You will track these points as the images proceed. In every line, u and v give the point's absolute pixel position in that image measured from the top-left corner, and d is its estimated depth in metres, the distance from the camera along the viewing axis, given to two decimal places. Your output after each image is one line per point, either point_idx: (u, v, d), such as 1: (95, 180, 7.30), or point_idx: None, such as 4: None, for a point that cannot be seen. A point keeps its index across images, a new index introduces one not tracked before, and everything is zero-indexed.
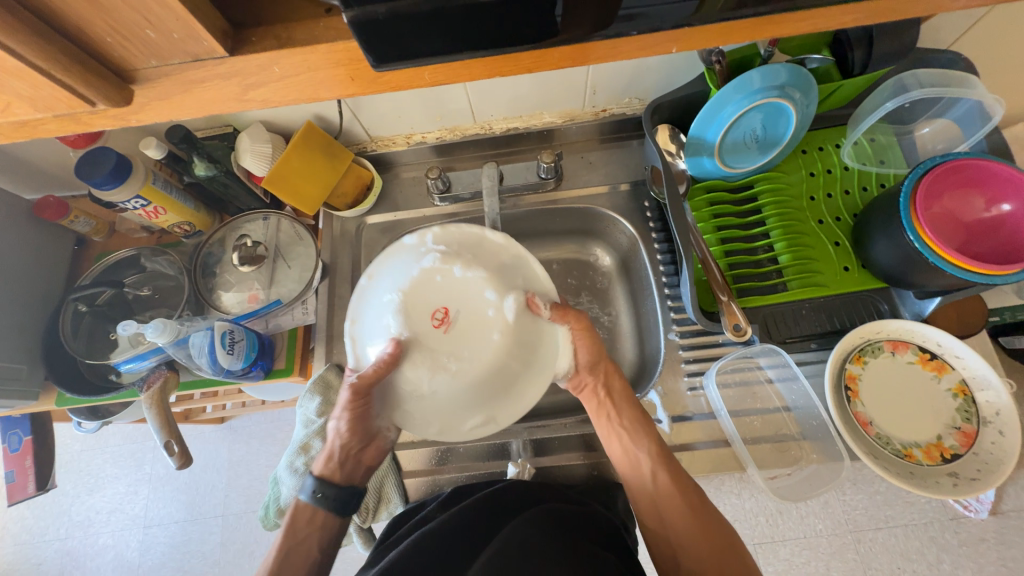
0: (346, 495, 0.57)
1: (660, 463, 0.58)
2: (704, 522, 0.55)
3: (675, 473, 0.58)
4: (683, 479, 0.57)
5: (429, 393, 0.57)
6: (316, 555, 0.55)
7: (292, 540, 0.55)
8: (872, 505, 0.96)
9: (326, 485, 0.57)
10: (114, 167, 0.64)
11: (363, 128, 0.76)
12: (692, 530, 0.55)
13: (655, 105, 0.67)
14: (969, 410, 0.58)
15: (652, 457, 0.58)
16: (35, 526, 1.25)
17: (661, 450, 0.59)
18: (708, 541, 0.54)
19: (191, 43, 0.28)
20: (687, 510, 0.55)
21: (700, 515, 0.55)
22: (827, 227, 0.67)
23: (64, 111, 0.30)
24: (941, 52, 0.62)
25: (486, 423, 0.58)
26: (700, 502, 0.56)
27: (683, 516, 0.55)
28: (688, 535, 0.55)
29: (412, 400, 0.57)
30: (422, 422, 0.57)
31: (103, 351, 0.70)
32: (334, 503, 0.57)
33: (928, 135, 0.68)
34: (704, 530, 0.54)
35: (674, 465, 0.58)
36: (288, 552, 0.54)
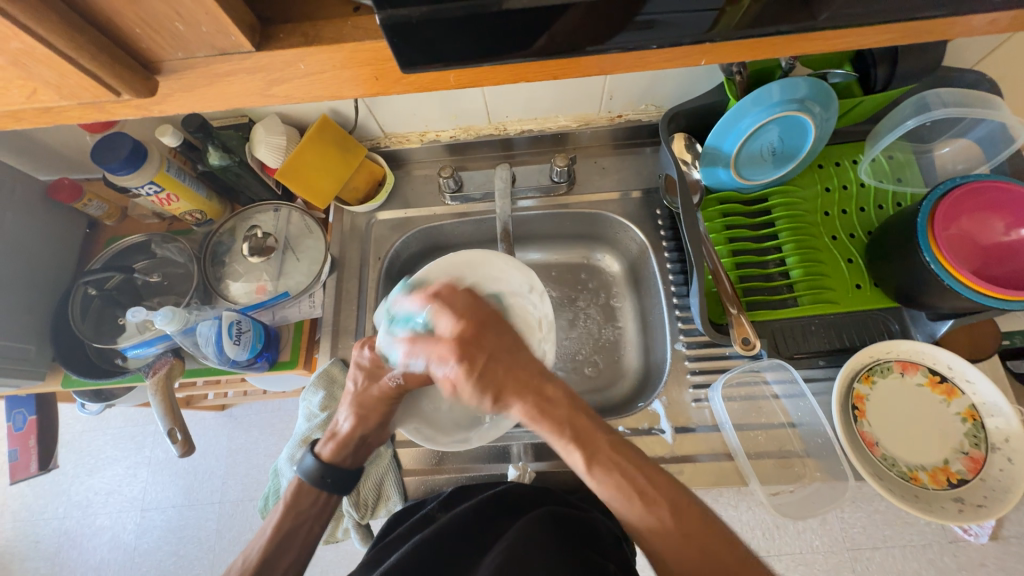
0: (345, 478, 0.58)
1: (588, 460, 0.46)
2: (664, 514, 0.43)
3: (612, 465, 0.45)
4: (634, 466, 0.45)
5: (445, 408, 0.63)
6: (314, 536, 0.57)
7: (295, 517, 0.56)
8: (870, 524, 0.96)
9: (332, 470, 0.58)
10: (130, 153, 0.64)
11: (377, 124, 0.76)
12: (652, 523, 0.43)
13: (672, 113, 0.66)
14: (978, 435, 0.58)
15: (579, 454, 0.46)
16: (35, 504, 1.27)
17: (586, 441, 0.46)
18: (677, 534, 0.43)
19: (220, 37, 0.28)
20: (636, 503, 0.44)
21: (659, 503, 0.44)
22: (840, 243, 0.66)
23: (90, 99, 0.30)
24: (966, 72, 0.61)
25: (458, 442, 0.61)
26: (656, 487, 0.44)
27: (636, 512, 0.44)
28: (650, 536, 0.43)
29: (422, 405, 0.63)
30: (415, 425, 0.61)
31: (110, 335, 0.70)
32: (339, 487, 0.58)
33: (949, 154, 0.67)
34: (666, 523, 0.43)
35: (608, 457, 0.46)
36: (290, 530, 0.55)
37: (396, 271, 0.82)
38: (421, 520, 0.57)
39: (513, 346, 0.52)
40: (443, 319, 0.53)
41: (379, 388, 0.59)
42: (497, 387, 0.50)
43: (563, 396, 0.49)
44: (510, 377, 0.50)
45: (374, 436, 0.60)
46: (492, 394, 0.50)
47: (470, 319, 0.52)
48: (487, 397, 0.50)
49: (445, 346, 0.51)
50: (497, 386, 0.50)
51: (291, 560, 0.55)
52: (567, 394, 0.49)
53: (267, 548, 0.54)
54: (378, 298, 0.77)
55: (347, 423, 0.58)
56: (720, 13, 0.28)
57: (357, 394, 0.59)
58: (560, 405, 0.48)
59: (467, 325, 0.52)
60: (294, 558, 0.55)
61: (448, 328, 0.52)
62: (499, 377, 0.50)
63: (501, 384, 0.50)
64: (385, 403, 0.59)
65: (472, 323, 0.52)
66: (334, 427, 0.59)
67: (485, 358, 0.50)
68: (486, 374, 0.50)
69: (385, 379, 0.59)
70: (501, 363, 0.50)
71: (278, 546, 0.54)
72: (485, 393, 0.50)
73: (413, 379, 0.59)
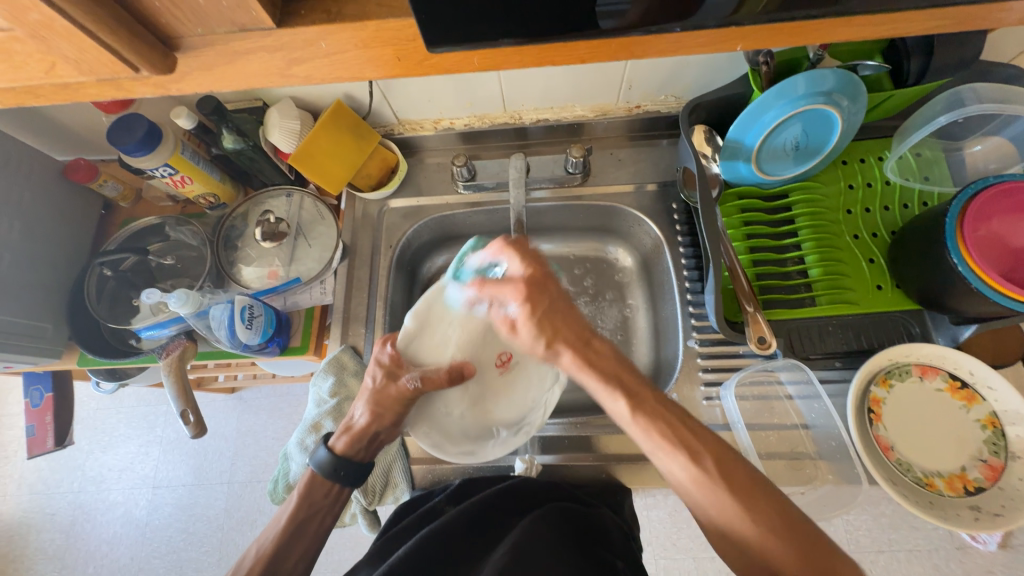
0: (358, 472, 0.58)
1: (633, 407, 0.47)
2: (709, 466, 0.42)
3: (656, 414, 0.46)
4: (675, 419, 0.46)
5: (455, 415, 0.63)
6: (326, 527, 0.57)
7: (309, 509, 0.56)
8: (876, 527, 0.95)
9: (346, 463, 0.58)
10: (146, 134, 0.64)
11: (392, 110, 0.76)
12: (696, 480, 0.42)
13: (693, 104, 0.64)
14: (998, 443, 0.56)
15: (624, 402, 0.47)
16: (50, 478, 1.30)
17: (632, 389, 0.48)
18: (723, 488, 0.41)
19: (240, 13, 0.28)
20: (680, 456, 0.43)
21: (702, 456, 0.43)
22: (862, 243, 0.64)
23: (107, 75, 0.29)
24: (1004, 66, 0.59)
25: (466, 453, 0.61)
26: (699, 438, 0.44)
27: (681, 467, 0.43)
28: (694, 490, 0.43)
29: (434, 407, 0.62)
30: (426, 429, 0.61)
31: (125, 316, 0.71)
32: (351, 479, 0.58)
33: (980, 153, 0.65)
34: (709, 476, 0.42)
35: (654, 407, 0.46)
36: (303, 521, 0.55)
37: (407, 260, 0.81)
38: (427, 513, 0.57)
39: (570, 303, 0.54)
40: (515, 262, 0.55)
41: (397, 388, 0.59)
42: (553, 331, 0.52)
43: (612, 353, 0.51)
44: (567, 327, 0.53)
45: (387, 433, 0.60)
46: (546, 338, 0.52)
47: (538, 267, 0.55)
48: (540, 341, 0.53)
49: (513, 287, 0.54)
50: (553, 333, 0.52)
51: (302, 550, 0.55)
52: (612, 349, 0.51)
53: (281, 537, 0.54)
54: (388, 286, 0.76)
55: (363, 417, 0.58)
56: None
57: (375, 390, 0.59)
58: (611, 359, 0.50)
59: (535, 271, 0.54)
60: (306, 546, 0.55)
61: (518, 270, 0.54)
62: (555, 324, 0.53)
63: (557, 332, 0.52)
64: (401, 404, 0.59)
65: (539, 272, 0.54)
66: (350, 420, 0.59)
67: (546, 307, 0.53)
68: (546, 321, 0.53)
69: (404, 380, 0.59)
70: (560, 313, 0.53)
71: (290, 538, 0.54)
72: (541, 336, 0.52)
73: (431, 383, 0.59)
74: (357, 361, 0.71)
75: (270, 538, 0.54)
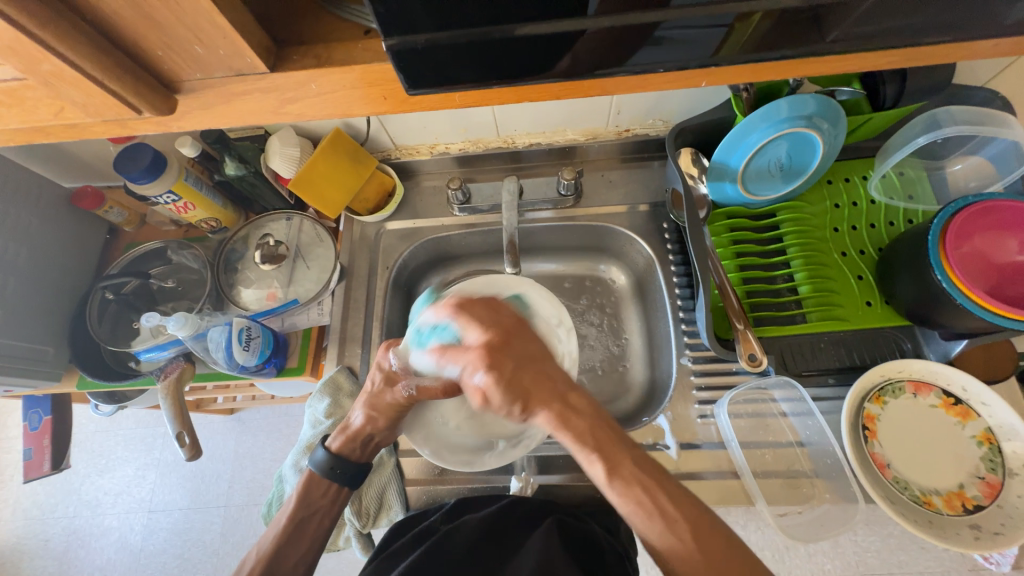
0: (355, 471, 0.60)
1: (609, 472, 0.45)
2: (686, 535, 0.43)
3: (634, 480, 0.45)
4: (655, 481, 0.45)
5: (452, 425, 0.63)
6: (324, 529, 0.59)
7: (307, 508, 0.58)
8: (884, 548, 0.91)
9: (342, 462, 0.60)
10: (151, 162, 0.67)
11: (389, 136, 0.78)
12: (674, 546, 0.42)
13: (678, 128, 0.67)
14: (995, 459, 0.56)
15: (601, 467, 0.45)
16: (46, 502, 1.29)
17: (608, 455, 0.46)
18: (696, 553, 0.42)
19: (237, 60, 0.30)
20: (655, 521, 0.43)
21: (680, 525, 0.43)
22: (850, 260, 0.66)
23: (113, 116, 0.31)
24: (977, 89, 0.61)
25: (464, 464, 0.61)
26: (678, 505, 0.44)
27: (655, 532, 0.43)
28: (667, 553, 0.43)
29: (431, 414, 0.63)
30: (422, 438, 0.61)
31: (125, 338, 0.72)
32: (348, 479, 0.60)
33: (961, 172, 0.66)
34: (686, 542, 0.42)
35: (632, 474, 0.45)
36: (302, 520, 0.57)
37: (403, 280, 0.83)
38: (421, 533, 0.56)
39: (538, 355, 0.51)
40: (468, 326, 0.52)
41: (392, 395, 0.59)
42: (524, 395, 0.48)
43: (588, 407, 0.48)
44: (538, 384, 0.49)
45: (381, 436, 0.61)
46: (520, 402, 0.48)
47: (495, 327, 0.52)
48: (514, 405, 0.49)
49: (473, 353, 0.50)
50: (524, 394, 0.48)
51: (303, 550, 0.57)
52: (590, 404, 0.48)
53: (282, 535, 0.56)
54: (385, 308, 0.77)
55: (359, 419, 0.60)
56: (727, 33, 0.28)
57: (372, 394, 0.60)
58: (586, 416, 0.47)
59: (493, 333, 0.51)
60: (307, 548, 0.57)
61: (474, 335, 0.52)
62: (526, 384, 0.49)
63: (529, 391, 0.49)
64: (396, 410, 0.59)
65: (499, 331, 0.51)
66: (346, 421, 0.61)
67: (513, 365, 0.49)
68: (514, 384, 0.49)
69: (400, 387, 0.59)
70: (530, 372, 0.49)
71: (289, 539, 0.56)
72: (513, 403, 0.48)
73: (425, 393, 0.57)
74: (353, 382, 0.72)
75: (271, 536, 0.57)
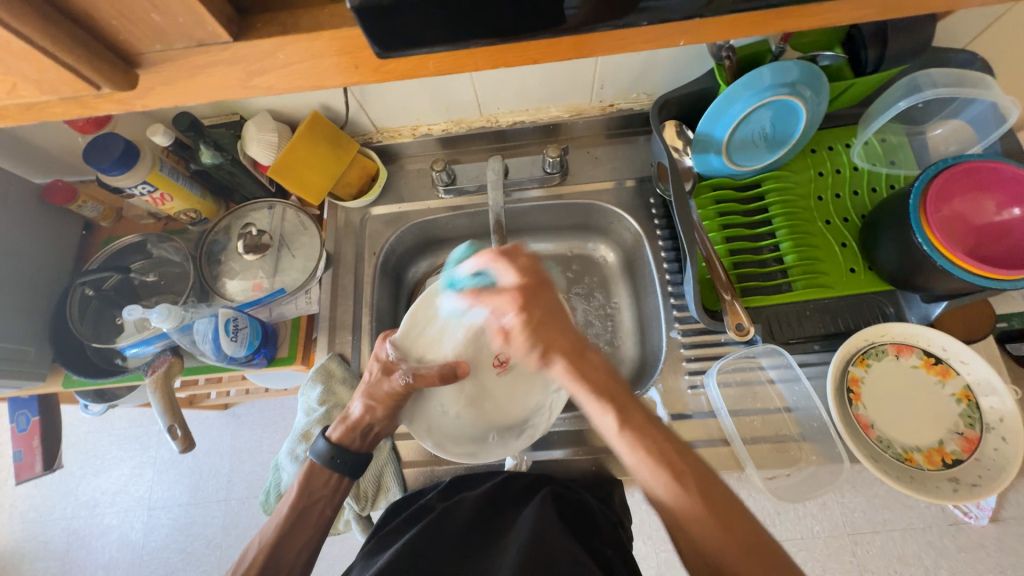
0: (355, 461, 0.60)
1: (621, 423, 0.48)
2: (690, 488, 0.44)
3: (644, 430, 0.48)
4: (658, 435, 0.47)
5: (450, 414, 0.63)
6: (326, 518, 0.59)
7: (308, 499, 0.58)
8: (869, 508, 0.93)
9: (342, 451, 0.59)
10: (122, 152, 0.64)
11: (368, 118, 0.76)
12: (681, 499, 0.43)
13: (662, 101, 0.66)
14: (973, 415, 0.58)
15: (612, 416, 0.49)
16: (43, 505, 1.28)
17: (621, 405, 0.49)
18: (702, 505, 0.43)
19: (196, 28, 0.29)
20: (663, 475, 0.45)
21: (687, 480, 0.44)
22: (834, 228, 0.66)
23: (70, 93, 0.30)
24: (957, 51, 0.61)
25: (468, 454, 0.61)
26: (685, 462, 0.45)
27: (663, 485, 0.44)
28: (675, 507, 0.44)
29: (429, 404, 0.62)
30: (425, 430, 0.61)
31: (109, 335, 0.71)
32: (347, 469, 0.59)
33: (941, 136, 0.67)
34: (692, 497, 0.43)
35: (643, 424, 0.48)
36: (304, 509, 0.58)
37: (391, 266, 0.82)
38: (418, 511, 0.57)
39: (562, 310, 0.56)
40: (506, 271, 0.56)
41: (390, 384, 0.58)
42: (546, 342, 0.54)
43: (602, 363, 0.53)
44: (559, 337, 0.54)
45: (381, 425, 0.60)
46: (540, 348, 0.54)
47: (528, 275, 0.56)
48: (536, 350, 0.55)
49: (506, 296, 0.55)
50: (547, 342, 0.54)
51: (304, 540, 0.57)
52: (603, 361, 0.53)
53: (284, 524, 0.57)
54: (374, 294, 0.77)
55: (358, 409, 0.59)
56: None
57: (369, 385, 0.59)
58: (601, 370, 0.52)
59: (527, 280, 0.55)
60: (308, 539, 0.57)
61: (512, 279, 0.56)
62: (549, 334, 0.54)
63: (551, 341, 0.54)
64: (394, 399, 0.58)
65: (534, 280, 0.56)
66: (345, 411, 0.61)
67: (541, 314, 0.55)
68: (541, 329, 0.55)
69: (396, 376, 0.59)
70: (554, 322, 0.55)
71: (291, 528, 0.57)
72: (536, 346, 0.54)
73: (423, 380, 0.58)
74: (345, 369, 0.71)
75: (273, 525, 0.57)
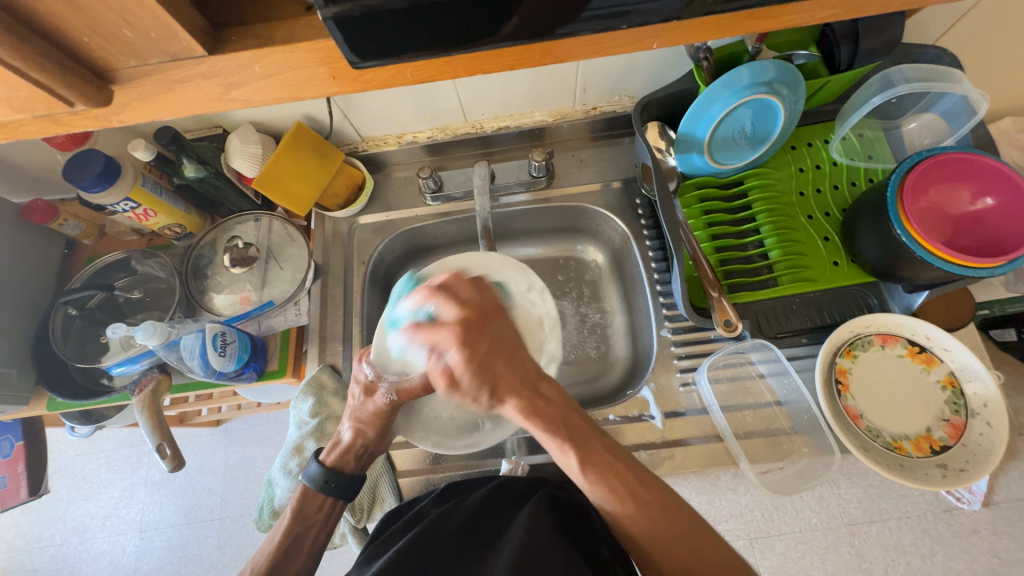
0: (350, 484, 0.59)
1: (582, 461, 0.46)
2: (656, 515, 0.44)
3: (605, 466, 0.46)
4: (619, 465, 0.46)
5: (445, 416, 0.62)
6: (321, 542, 0.58)
7: (302, 525, 0.57)
8: (866, 499, 0.93)
9: (337, 475, 0.59)
10: (103, 169, 0.64)
11: (353, 128, 0.76)
12: (646, 526, 0.44)
13: (644, 102, 0.67)
14: (958, 401, 0.59)
15: (574, 456, 0.46)
16: (30, 532, 1.25)
17: (579, 440, 0.47)
18: (666, 534, 0.43)
19: (171, 43, 0.29)
20: (628, 503, 0.44)
21: (653, 509, 0.44)
22: (817, 222, 0.67)
23: (43, 111, 0.30)
24: (925, 48, 0.63)
25: (469, 445, 0.60)
26: (648, 488, 0.45)
27: (629, 512, 0.44)
28: (639, 531, 0.44)
29: (421, 411, 0.61)
30: (421, 434, 0.60)
31: (95, 354, 0.70)
32: (342, 492, 0.59)
33: (915, 129, 0.69)
34: (657, 522, 0.44)
35: (602, 457, 0.46)
36: (298, 536, 0.57)
37: (381, 274, 0.82)
38: (413, 518, 0.56)
39: (512, 343, 0.50)
40: (449, 303, 0.50)
41: (374, 403, 0.58)
42: (493, 380, 0.47)
43: (557, 398, 0.49)
44: (508, 372, 0.48)
45: (375, 445, 0.60)
46: (487, 388, 0.47)
47: (472, 307, 0.50)
48: (483, 390, 0.47)
49: (447, 330, 0.48)
50: (494, 380, 0.47)
51: (299, 565, 0.56)
52: (561, 395, 0.49)
53: (277, 552, 0.56)
54: (364, 303, 0.77)
55: (348, 433, 0.59)
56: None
57: (356, 407, 0.59)
58: (556, 408, 0.48)
59: (471, 312, 0.49)
60: (301, 564, 0.57)
61: (454, 311, 0.49)
62: (496, 370, 0.48)
63: (497, 378, 0.48)
64: (382, 417, 0.58)
65: (477, 310, 0.50)
66: (337, 436, 0.60)
67: (487, 347, 0.48)
68: (487, 366, 0.47)
69: (379, 395, 0.58)
70: (501, 355, 0.48)
71: (285, 555, 0.56)
72: (483, 386, 0.47)
73: (405, 393, 0.57)
74: (336, 380, 0.71)
75: (265, 555, 0.56)
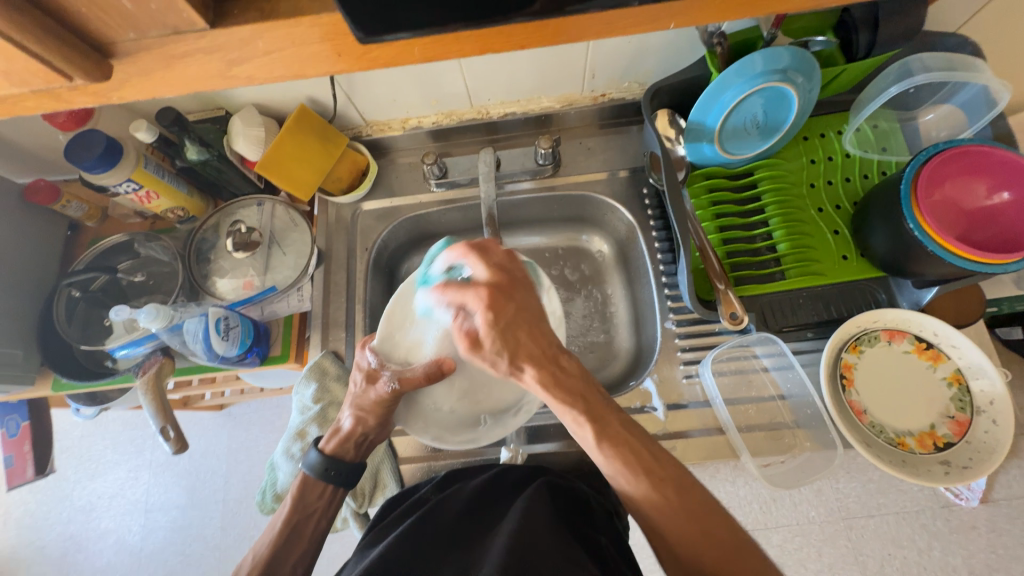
0: (349, 471, 0.59)
1: (598, 435, 0.46)
2: (670, 493, 0.44)
3: (620, 440, 0.46)
4: (634, 440, 0.46)
5: (445, 409, 0.61)
6: (322, 528, 0.59)
7: (302, 511, 0.58)
8: (865, 493, 0.94)
9: (337, 463, 0.59)
10: (105, 149, 0.63)
11: (357, 112, 0.75)
12: (659, 507, 0.44)
13: (654, 89, 0.65)
14: (964, 398, 0.58)
15: (590, 430, 0.46)
16: (38, 510, 1.27)
17: (596, 414, 0.47)
18: (680, 513, 0.43)
19: (170, 15, 0.28)
20: (641, 480, 0.45)
21: (666, 487, 0.44)
22: (827, 215, 0.66)
23: (40, 85, 0.29)
24: (946, 36, 0.61)
25: (468, 440, 0.61)
26: (662, 467, 0.45)
27: (643, 490, 0.44)
28: (653, 511, 0.44)
29: (422, 403, 0.60)
30: (421, 426, 0.60)
31: (98, 336, 0.70)
32: (342, 479, 0.59)
33: (932, 121, 0.68)
34: (671, 502, 0.44)
35: (618, 432, 0.46)
36: (298, 523, 0.57)
37: (385, 261, 0.81)
38: (414, 504, 0.57)
39: (537, 314, 0.50)
40: (478, 267, 0.51)
41: (376, 392, 0.58)
42: (514, 347, 0.48)
43: (577, 371, 0.48)
44: (530, 342, 0.48)
45: (375, 434, 0.60)
46: (508, 355, 0.48)
47: (504, 273, 0.51)
48: (503, 355, 0.48)
49: (476, 291, 0.49)
50: (516, 347, 0.48)
51: (300, 552, 0.57)
52: (581, 369, 0.49)
53: (277, 539, 0.56)
54: (367, 290, 0.76)
55: (349, 421, 0.59)
56: None
57: (357, 395, 0.59)
58: (575, 379, 0.48)
59: (500, 278, 0.50)
60: (303, 550, 0.57)
61: (482, 276, 0.50)
62: (518, 337, 0.48)
63: (519, 346, 0.48)
64: (382, 407, 0.58)
65: (506, 278, 0.50)
66: (337, 423, 0.60)
67: (513, 313, 0.48)
68: (511, 331, 0.48)
69: (382, 384, 0.57)
70: (526, 324, 0.49)
71: (286, 541, 0.57)
72: (504, 350, 0.47)
73: (408, 383, 0.56)
74: (339, 366, 0.71)
75: (268, 540, 0.57)
